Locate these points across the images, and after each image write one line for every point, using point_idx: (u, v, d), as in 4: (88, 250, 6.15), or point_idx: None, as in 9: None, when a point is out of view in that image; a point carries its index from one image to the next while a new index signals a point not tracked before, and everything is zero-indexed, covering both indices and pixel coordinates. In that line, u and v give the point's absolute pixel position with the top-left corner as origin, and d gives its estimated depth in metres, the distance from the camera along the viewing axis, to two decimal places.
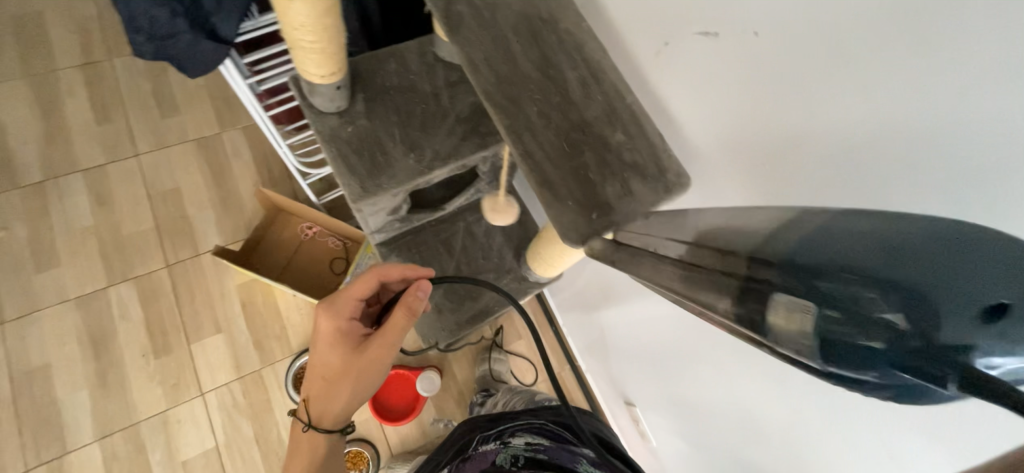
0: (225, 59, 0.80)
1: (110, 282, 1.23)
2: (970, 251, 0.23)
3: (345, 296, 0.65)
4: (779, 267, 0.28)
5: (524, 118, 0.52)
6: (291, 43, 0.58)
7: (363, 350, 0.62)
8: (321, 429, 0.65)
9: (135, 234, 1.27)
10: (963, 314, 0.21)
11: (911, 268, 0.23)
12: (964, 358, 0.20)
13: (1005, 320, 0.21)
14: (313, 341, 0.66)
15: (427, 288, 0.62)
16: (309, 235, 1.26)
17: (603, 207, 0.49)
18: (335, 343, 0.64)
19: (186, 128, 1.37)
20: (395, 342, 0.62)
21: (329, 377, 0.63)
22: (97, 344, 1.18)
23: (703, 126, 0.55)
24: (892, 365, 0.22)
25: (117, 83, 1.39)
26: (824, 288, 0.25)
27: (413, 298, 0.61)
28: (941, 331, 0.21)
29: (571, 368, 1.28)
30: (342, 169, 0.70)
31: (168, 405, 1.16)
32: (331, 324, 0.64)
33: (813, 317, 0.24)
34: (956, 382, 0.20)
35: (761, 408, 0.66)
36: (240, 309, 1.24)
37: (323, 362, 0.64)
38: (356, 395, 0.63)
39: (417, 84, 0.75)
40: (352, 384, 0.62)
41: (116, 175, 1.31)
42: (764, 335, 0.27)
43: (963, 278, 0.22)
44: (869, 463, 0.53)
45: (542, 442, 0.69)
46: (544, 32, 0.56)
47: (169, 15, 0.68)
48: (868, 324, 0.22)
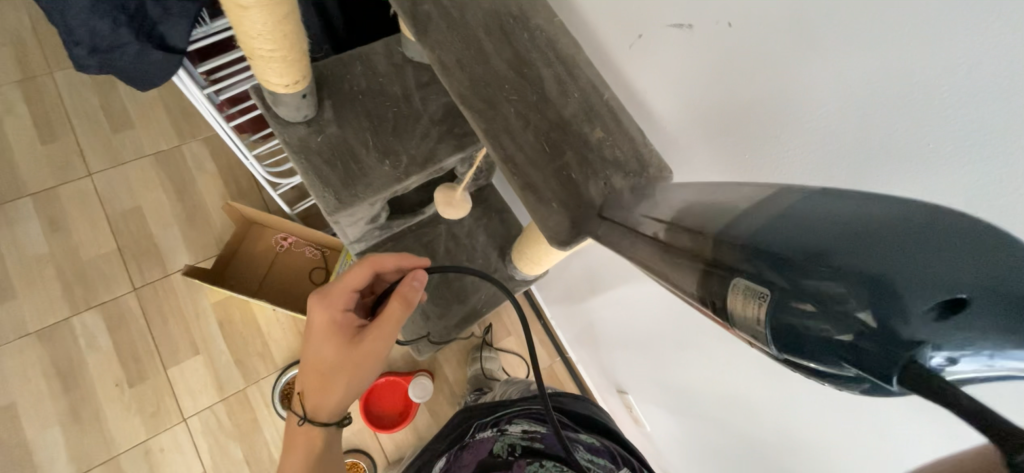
0: (177, 69, 0.76)
1: (73, 311, 1.16)
2: (947, 237, 0.21)
3: (340, 287, 0.63)
4: (747, 249, 0.27)
5: (501, 120, 0.51)
6: (249, 52, 0.55)
7: (358, 342, 0.60)
8: (317, 423, 0.63)
9: (96, 258, 1.20)
10: (921, 311, 0.19)
11: (874, 255, 0.21)
12: (909, 356, 0.19)
13: (963, 315, 0.19)
14: (306, 334, 0.63)
15: (421, 277, 0.62)
16: (285, 246, 1.22)
17: (608, 200, 0.48)
18: (328, 335, 0.62)
19: (142, 143, 1.29)
20: (391, 332, 0.61)
21: (322, 370, 0.61)
22: (65, 377, 1.12)
23: (682, 119, 0.54)
24: (845, 357, 0.21)
25: (61, 99, 1.30)
26: (782, 274, 0.24)
27: (408, 288, 0.61)
28: (899, 325, 0.20)
29: (561, 359, 1.30)
30: (315, 181, 0.67)
31: (149, 434, 1.12)
32: (324, 316, 0.62)
33: (774, 309, 0.24)
34: (899, 378, 0.20)
35: (758, 391, 0.66)
36: (218, 328, 1.19)
37: (316, 356, 0.62)
38: (354, 385, 0.62)
39: (386, 87, 0.72)
40: (349, 376, 0.61)
41: (69, 197, 1.23)
42: (726, 318, 0.27)
43: (929, 267, 0.20)
44: (856, 439, 0.56)
45: (537, 428, 0.68)
46: (515, 29, 0.55)
47: (111, 26, 0.63)
48: (831, 315, 0.21)
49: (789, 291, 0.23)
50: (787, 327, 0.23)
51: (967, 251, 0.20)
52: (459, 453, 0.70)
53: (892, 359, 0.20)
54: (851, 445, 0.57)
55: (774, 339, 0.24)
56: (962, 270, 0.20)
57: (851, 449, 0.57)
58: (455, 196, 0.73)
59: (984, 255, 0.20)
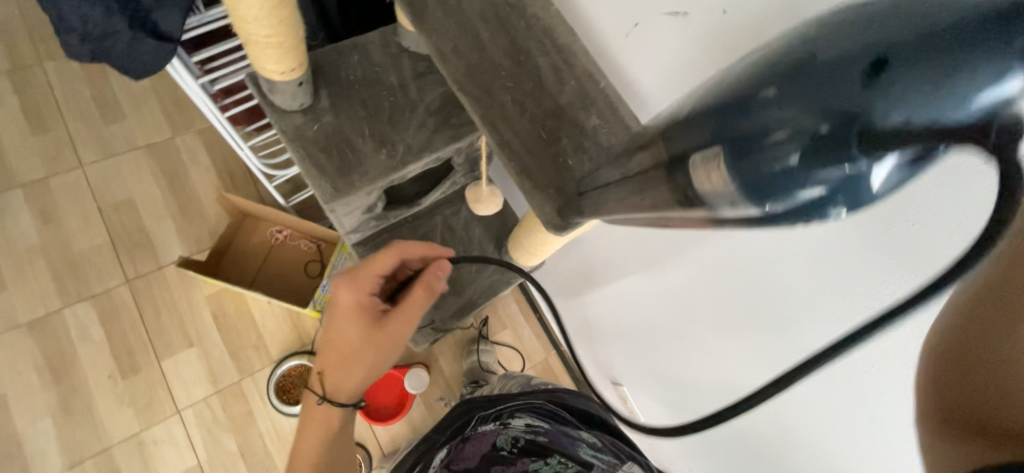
0: (171, 58, 0.75)
1: (65, 303, 1.15)
2: (862, 22, 0.20)
3: (368, 271, 0.63)
4: (688, 124, 0.26)
5: (498, 107, 0.51)
6: (245, 38, 0.55)
7: (384, 325, 0.61)
8: (336, 403, 0.62)
9: (88, 250, 1.19)
10: (849, 77, 0.19)
11: (791, 63, 0.21)
12: (863, 122, 0.18)
13: (894, 67, 0.18)
14: (330, 314, 0.63)
15: (446, 267, 0.63)
16: (280, 239, 1.22)
17: (584, 185, 0.45)
18: (353, 317, 0.61)
19: (134, 134, 1.28)
20: (415, 318, 0.63)
21: (345, 352, 0.61)
22: (57, 369, 1.11)
23: None
24: (811, 168, 0.20)
25: (51, 90, 1.28)
26: (719, 125, 0.23)
27: (433, 277, 0.62)
28: (841, 102, 0.19)
29: (556, 352, 1.30)
30: (311, 169, 0.67)
31: (142, 426, 1.11)
32: (351, 298, 0.62)
33: (729, 164, 0.23)
34: (862, 154, 0.19)
35: (754, 378, 0.67)
36: (212, 320, 1.19)
37: (340, 336, 0.61)
38: (377, 368, 0.62)
39: (382, 76, 0.72)
40: (373, 358, 0.61)
41: (59, 188, 1.22)
42: (699, 203, 0.26)
43: (847, 44, 0.20)
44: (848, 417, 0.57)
45: (542, 424, 0.68)
46: (512, 17, 0.55)
47: (104, 13, 0.62)
48: (771, 133, 0.21)
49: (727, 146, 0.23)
50: (749, 180, 0.22)
51: (882, 25, 0.19)
52: (460, 443, 0.69)
53: (854, 141, 0.19)
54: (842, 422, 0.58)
55: (742, 196, 0.23)
56: (873, 42, 0.19)
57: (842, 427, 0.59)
58: (484, 191, 0.72)
59: (891, 25, 0.19)
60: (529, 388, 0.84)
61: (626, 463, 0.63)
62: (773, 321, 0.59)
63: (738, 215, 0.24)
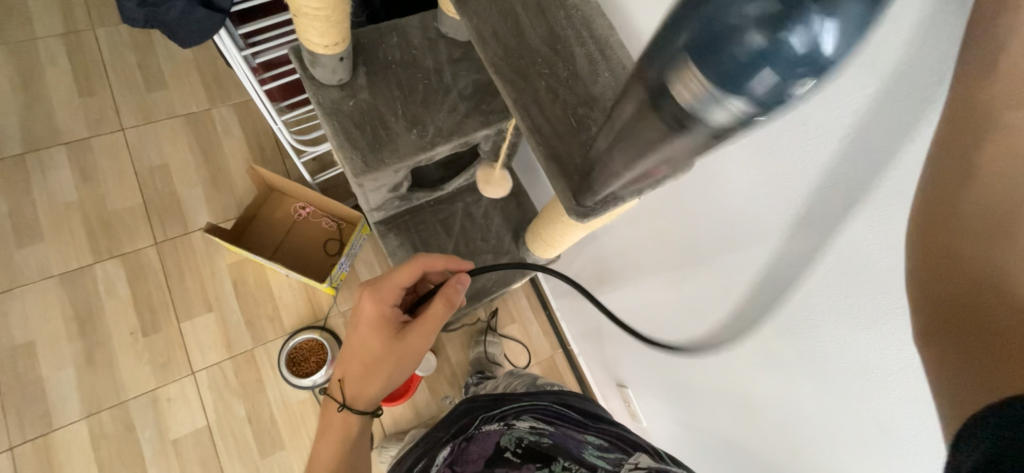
0: (220, 29, 0.78)
1: (96, 259, 1.20)
2: None
3: (391, 284, 0.64)
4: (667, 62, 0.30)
5: (531, 92, 0.52)
6: (295, 9, 0.57)
7: (405, 335, 0.62)
8: (355, 410, 0.63)
9: (122, 210, 1.24)
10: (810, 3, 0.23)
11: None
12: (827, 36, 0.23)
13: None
14: (353, 324, 0.65)
15: (465, 281, 0.64)
16: (302, 215, 1.24)
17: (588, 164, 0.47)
18: (377, 328, 0.63)
19: (173, 103, 1.33)
20: (435, 330, 0.63)
21: (366, 361, 0.62)
22: (83, 321, 1.16)
23: None
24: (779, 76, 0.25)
25: (100, 55, 1.34)
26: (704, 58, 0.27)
27: (452, 290, 0.63)
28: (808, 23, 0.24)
29: (563, 351, 1.30)
30: (344, 143, 0.69)
31: (157, 383, 1.15)
32: (374, 308, 0.64)
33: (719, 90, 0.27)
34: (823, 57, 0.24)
35: (774, 393, 0.66)
36: (232, 287, 1.22)
37: (361, 345, 0.63)
38: (396, 377, 0.63)
39: (419, 59, 0.74)
40: (393, 367, 0.62)
41: (100, 148, 1.27)
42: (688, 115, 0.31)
43: None
44: (855, 430, 0.56)
45: (547, 426, 0.67)
46: (551, 7, 0.56)
47: None
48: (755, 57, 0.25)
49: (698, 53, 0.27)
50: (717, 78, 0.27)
51: None
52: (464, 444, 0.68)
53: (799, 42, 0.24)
54: (849, 435, 0.57)
55: (707, 97, 0.28)
56: None
57: (851, 443, 0.57)
58: (496, 175, 0.74)
59: None
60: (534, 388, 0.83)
61: (634, 453, 0.59)
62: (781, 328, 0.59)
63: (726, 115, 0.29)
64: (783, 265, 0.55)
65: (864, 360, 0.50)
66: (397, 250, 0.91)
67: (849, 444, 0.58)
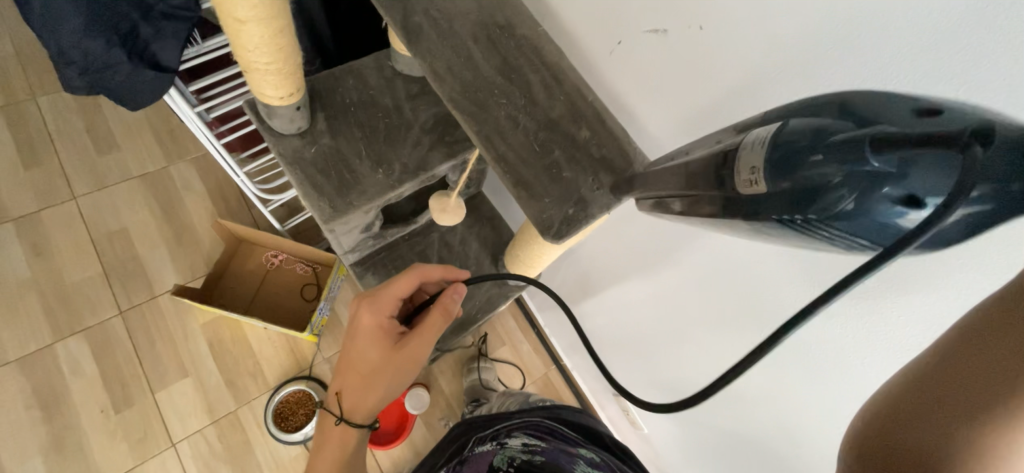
0: (170, 88, 0.77)
1: (57, 337, 1.13)
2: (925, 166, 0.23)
3: (388, 294, 0.62)
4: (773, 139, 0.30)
5: (493, 123, 0.53)
6: (246, 66, 0.57)
7: (404, 345, 0.59)
8: (353, 424, 0.61)
9: (81, 282, 1.18)
10: (887, 199, 0.24)
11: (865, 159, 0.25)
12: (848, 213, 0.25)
13: (915, 206, 0.24)
14: (349, 335, 0.62)
15: (462, 290, 0.62)
16: (275, 263, 1.21)
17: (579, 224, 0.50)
18: (375, 340, 0.61)
19: (128, 165, 1.28)
20: (433, 340, 0.61)
21: (364, 372, 0.60)
22: (48, 405, 1.09)
23: (651, 99, 0.58)
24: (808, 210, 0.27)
25: (44, 124, 1.29)
26: (798, 149, 0.28)
27: (450, 299, 0.61)
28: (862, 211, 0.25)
29: (557, 367, 1.30)
30: (309, 190, 0.68)
31: (135, 461, 1.08)
32: (371, 320, 0.61)
33: (768, 164, 0.29)
34: (834, 220, 0.26)
35: (769, 387, 0.67)
36: (207, 348, 1.17)
37: (359, 357, 0.60)
38: (394, 390, 0.61)
39: (378, 98, 0.74)
40: (391, 380, 0.60)
41: (52, 221, 1.22)
42: (730, 169, 0.33)
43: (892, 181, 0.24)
44: (827, 399, 0.60)
45: (540, 443, 0.65)
46: (502, 38, 0.57)
47: (104, 46, 0.64)
48: (814, 193, 0.26)
49: (834, 120, 0.27)
50: (791, 139, 0.28)
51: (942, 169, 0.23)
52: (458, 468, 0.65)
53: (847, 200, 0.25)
54: (823, 409, 0.61)
55: (772, 163, 0.29)
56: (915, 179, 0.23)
57: (827, 413, 0.61)
58: (450, 203, 0.73)
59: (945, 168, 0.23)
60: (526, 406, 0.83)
61: None
62: (761, 312, 0.61)
63: (755, 175, 0.31)
64: (771, 291, 0.58)
65: (835, 328, 0.53)
66: None
67: (822, 414, 0.62)
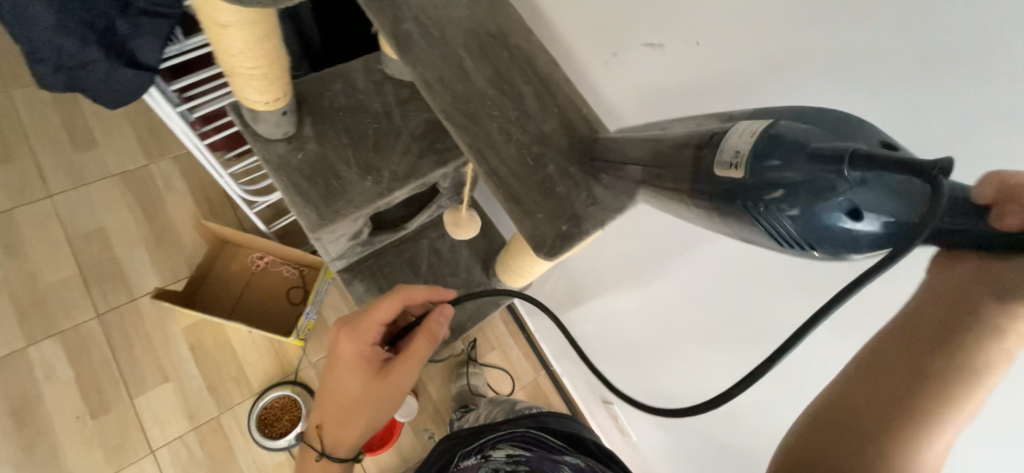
0: (149, 88, 0.74)
1: (31, 342, 1.09)
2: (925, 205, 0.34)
3: (369, 321, 0.59)
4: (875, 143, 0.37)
5: (485, 135, 0.52)
6: (229, 70, 0.55)
7: (388, 374, 0.58)
8: (335, 458, 0.60)
9: (56, 284, 1.14)
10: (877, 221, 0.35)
11: None
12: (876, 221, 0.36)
13: None
14: (331, 365, 0.60)
15: (448, 312, 0.60)
16: (260, 266, 1.18)
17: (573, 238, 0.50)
18: (356, 369, 0.59)
19: (107, 163, 1.24)
20: (417, 367, 0.60)
21: (347, 403, 0.59)
22: (21, 412, 1.05)
23: (638, 101, 0.57)
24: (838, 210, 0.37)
25: (18, 118, 1.24)
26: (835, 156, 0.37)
27: (435, 323, 0.60)
28: None
29: (546, 372, 1.30)
30: (295, 197, 0.66)
31: (112, 469, 1.05)
32: (353, 348, 0.59)
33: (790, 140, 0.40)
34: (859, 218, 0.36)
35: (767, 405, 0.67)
36: (189, 352, 1.14)
37: (341, 388, 0.59)
38: (377, 421, 0.60)
39: (366, 103, 0.73)
40: (375, 410, 0.59)
41: (25, 220, 1.17)
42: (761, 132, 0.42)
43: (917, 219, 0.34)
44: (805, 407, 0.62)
45: (524, 453, 0.65)
46: (495, 47, 0.56)
47: (78, 44, 0.61)
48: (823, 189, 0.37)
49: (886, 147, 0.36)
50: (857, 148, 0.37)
51: None
52: None
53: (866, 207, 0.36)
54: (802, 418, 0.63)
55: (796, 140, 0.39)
56: None
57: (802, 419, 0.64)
58: (462, 216, 0.72)
59: None
60: (514, 415, 0.81)
61: None
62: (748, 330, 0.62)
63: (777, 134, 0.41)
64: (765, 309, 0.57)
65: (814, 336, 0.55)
66: (364, 296, 0.88)
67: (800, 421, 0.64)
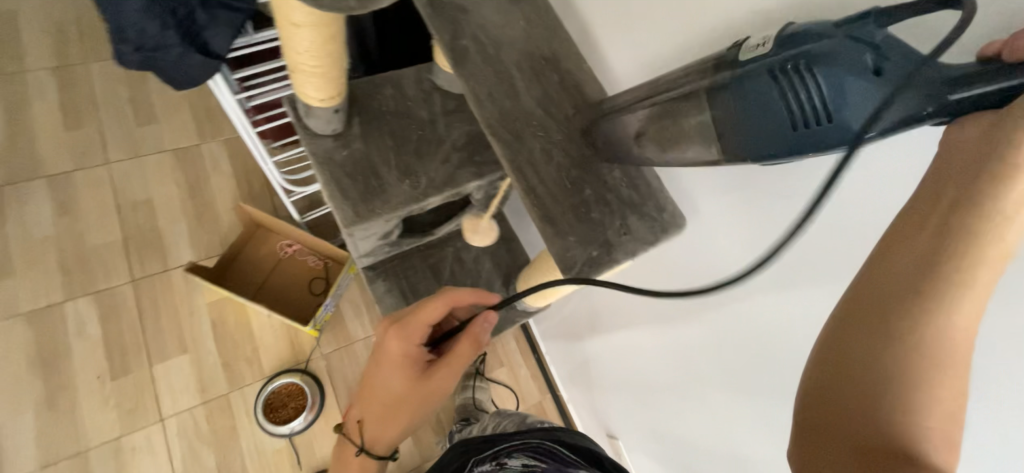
0: (215, 74, 0.78)
1: (68, 297, 1.15)
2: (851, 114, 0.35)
3: (417, 322, 0.59)
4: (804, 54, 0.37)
5: (526, 154, 0.53)
6: (293, 66, 0.58)
7: (431, 377, 0.59)
8: (375, 452, 0.64)
9: (100, 245, 1.20)
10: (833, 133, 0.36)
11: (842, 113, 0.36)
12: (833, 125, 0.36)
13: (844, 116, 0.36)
14: (375, 362, 0.62)
15: (493, 319, 0.59)
16: (288, 253, 1.22)
17: (598, 259, 0.51)
18: (401, 369, 0.60)
19: (163, 138, 1.32)
20: (460, 371, 0.61)
21: (390, 402, 0.61)
22: (49, 362, 1.10)
23: None
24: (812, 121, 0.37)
25: (91, 88, 1.34)
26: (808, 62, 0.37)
27: (479, 329, 0.59)
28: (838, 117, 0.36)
29: (552, 397, 1.27)
30: (336, 192, 0.69)
31: (122, 431, 1.09)
32: (400, 349, 0.60)
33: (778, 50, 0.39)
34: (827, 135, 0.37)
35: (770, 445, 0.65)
36: (210, 328, 1.18)
37: (384, 386, 0.61)
38: (417, 420, 0.62)
39: (413, 110, 0.75)
40: (415, 410, 0.61)
41: (83, 182, 1.25)
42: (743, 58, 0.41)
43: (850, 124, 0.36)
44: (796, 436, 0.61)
45: (540, 465, 0.63)
46: (546, 71, 0.57)
47: (159, 28, 0.65)
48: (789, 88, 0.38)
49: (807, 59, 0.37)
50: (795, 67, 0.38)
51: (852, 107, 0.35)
52: None
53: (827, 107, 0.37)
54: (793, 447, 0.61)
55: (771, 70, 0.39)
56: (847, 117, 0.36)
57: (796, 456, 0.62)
58: (483, 224, 0.76)
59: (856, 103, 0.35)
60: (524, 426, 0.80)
61: None
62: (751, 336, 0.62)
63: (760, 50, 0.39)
64: (773, 332, 0.58)
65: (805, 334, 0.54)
66: (385, 296, 0.90)
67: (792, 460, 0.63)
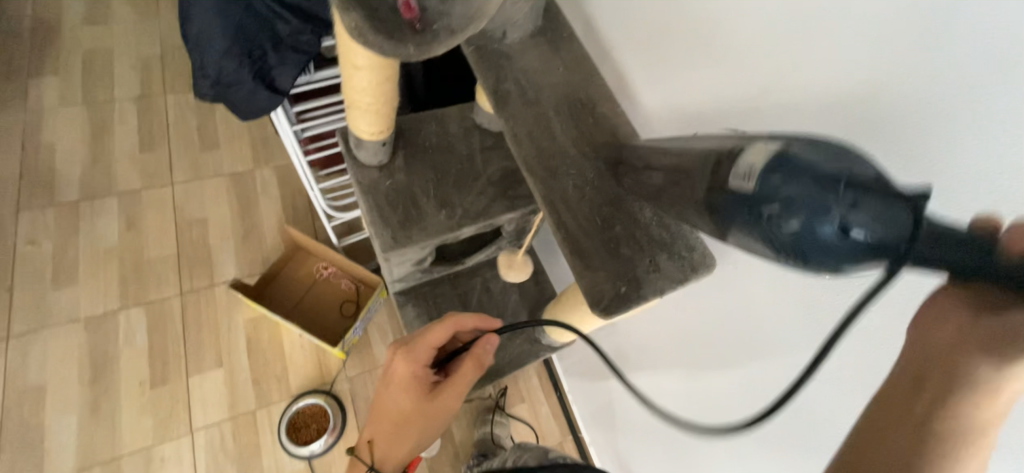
0: (277, 107, 0.86)
1: (122, 305, 1.24)
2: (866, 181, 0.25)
3: (422, 344, 0.61)
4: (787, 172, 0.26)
5: (560, 190, 0.55)
6: (349, 103, 0.64)
7: (435, 398, 0.60)
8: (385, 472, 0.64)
9: (156, 259, 1.30)
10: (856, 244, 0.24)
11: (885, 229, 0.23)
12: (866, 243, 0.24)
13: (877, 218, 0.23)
14: (383, 382, 0.63)
15: (495, 341, 0.61)
16: (324, 275, 1.27)
17: (626, 294, 0.51)
18: (406, 391, 0.61)
19: (223, 164, 1.43)
20: (464, 391, 0.61)
21: (398, 423, 0.62)
22: (97, 367, 1.17)
23: None
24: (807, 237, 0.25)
25: (166, 117, 1.48)
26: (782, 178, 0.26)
27: (482, 350, 0.61)
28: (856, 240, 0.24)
29: (574, 438, 1.23)
30: (377, 218, 0.73)
31: (154, 440, 1.12)
32: (406, 371, 0.61)
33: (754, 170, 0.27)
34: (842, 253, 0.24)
35: None
36: (245, 343, 1.23)
37: (392, 407, 0.62)
38: (423, 440, 0.63)
39: (453, 145, 0.80)
40: (420, 430, 0.61)
41: (149, 200, 1.36)
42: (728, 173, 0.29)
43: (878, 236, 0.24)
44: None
45: None
46: (582, 113, 0.60)
47: (235, 66, 0.74)
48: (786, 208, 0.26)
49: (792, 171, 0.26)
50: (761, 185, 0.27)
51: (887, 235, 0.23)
52: None
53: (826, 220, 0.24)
54: None
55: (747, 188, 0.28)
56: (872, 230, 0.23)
57: None
58: (515, 259, 0.78)
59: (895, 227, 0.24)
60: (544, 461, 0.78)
61: None
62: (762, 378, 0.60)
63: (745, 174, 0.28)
64: (788, 378, 0.56)
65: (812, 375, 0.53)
66: (413, 321, 0.92)
67: None
